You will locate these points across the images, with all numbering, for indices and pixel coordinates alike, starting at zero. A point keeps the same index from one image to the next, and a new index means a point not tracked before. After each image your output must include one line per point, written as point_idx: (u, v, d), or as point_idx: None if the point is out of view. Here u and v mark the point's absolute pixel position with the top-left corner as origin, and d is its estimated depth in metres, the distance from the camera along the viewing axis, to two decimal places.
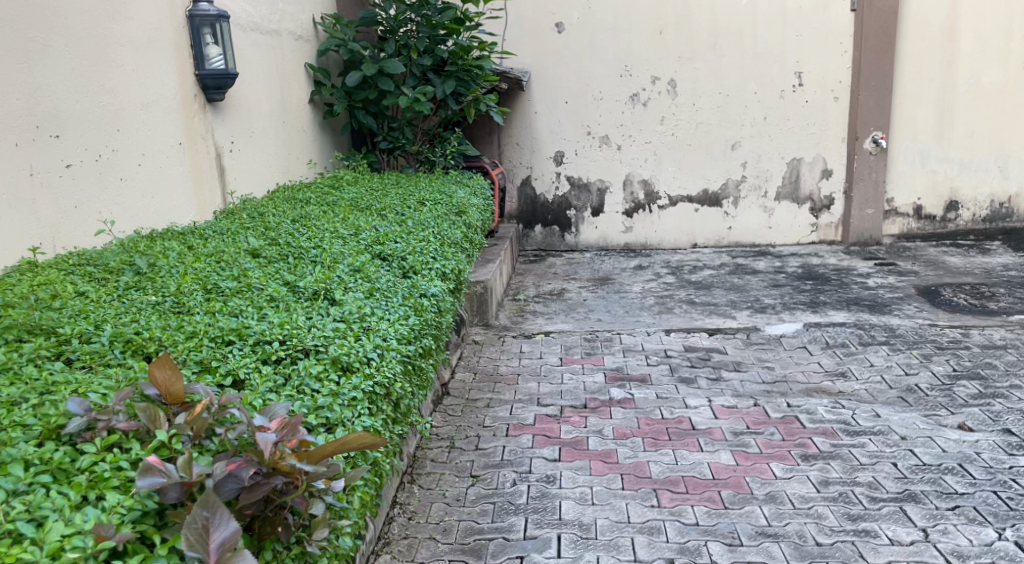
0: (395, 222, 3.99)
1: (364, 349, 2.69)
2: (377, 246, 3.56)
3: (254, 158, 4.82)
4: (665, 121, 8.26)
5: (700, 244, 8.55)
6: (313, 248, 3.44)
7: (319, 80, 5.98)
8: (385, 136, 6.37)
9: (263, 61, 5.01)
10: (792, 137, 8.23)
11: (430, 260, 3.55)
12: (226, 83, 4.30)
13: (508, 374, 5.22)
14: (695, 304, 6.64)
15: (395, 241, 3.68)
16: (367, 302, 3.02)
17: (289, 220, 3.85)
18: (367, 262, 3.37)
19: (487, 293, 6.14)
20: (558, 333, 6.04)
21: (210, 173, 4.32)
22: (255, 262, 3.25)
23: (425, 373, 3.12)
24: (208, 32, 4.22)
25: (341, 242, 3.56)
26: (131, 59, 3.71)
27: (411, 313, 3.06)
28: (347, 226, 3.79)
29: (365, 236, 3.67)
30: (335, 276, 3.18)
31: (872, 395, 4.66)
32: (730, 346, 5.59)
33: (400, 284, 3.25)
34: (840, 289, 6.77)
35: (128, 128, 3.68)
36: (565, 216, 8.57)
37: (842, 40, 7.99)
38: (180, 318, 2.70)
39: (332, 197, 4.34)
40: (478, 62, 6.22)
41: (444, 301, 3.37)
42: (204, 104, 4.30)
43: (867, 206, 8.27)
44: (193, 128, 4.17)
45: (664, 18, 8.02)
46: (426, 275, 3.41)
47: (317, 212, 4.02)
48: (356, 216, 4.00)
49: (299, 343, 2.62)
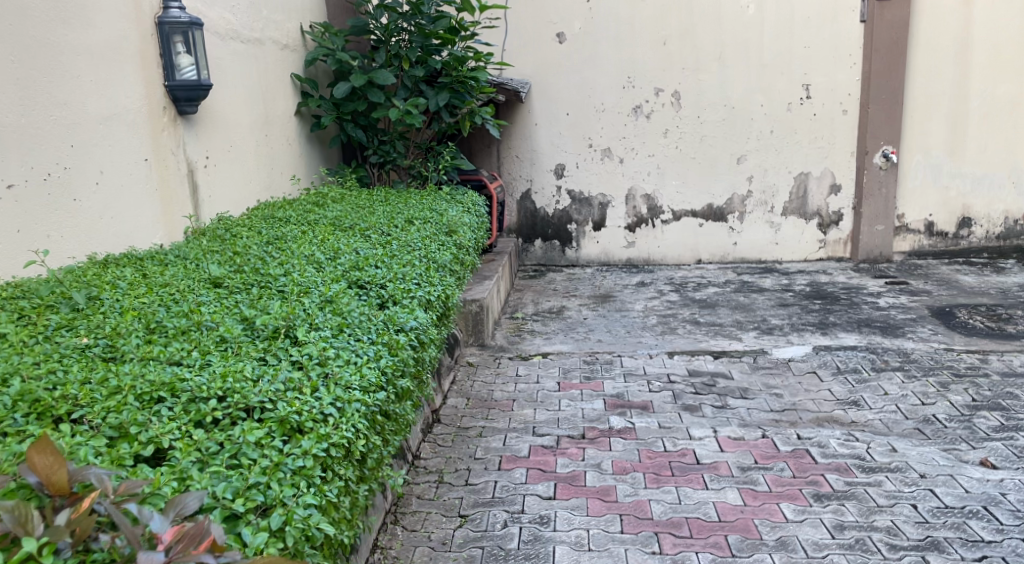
0: (379, 244, 3.75)
1: (320, 404, 2.44)
2: (353, 274, 3.31)
3: (231, 175, 4.58)
4: (669, 134, 8.02)
5: (705, 260, 8.30)
6: (278, 277, 3.19)
7: (307, 91, 5.76)
8: (375, 150, 6.13)
9: (243, 71, 4.78)
10: (799, 151, 7.99)
11: (412, 288, 3.31)
12: (198, 95, 4.07)
13: (503, 399, 4.97)
14: (699, 324, 6.39)
15: (375, 266, 3.45)
16: (332, 343, 2.77)
17: (263, 242, 3.63)
18: (339, 292, 3.13)
19: (483, 312, 5.90)
20: (556, 354, 5.79)
21: (180, 189, 4.09)
22: (210, 295, 3.00)
23: (400, 417, 2.88)
24: (180, 40, 3.99)
25: (313, 270, 3.31)
26: (90, 70, 3.48)
27: (384, 353, 2.82)
28: (325, 249, 3.55)
29: (343, 262, 3.43)
30: (302, 310, 2.93)
31: (887, 426, 4.40)
32: (736, 370, 5.34)
33: (374, 320, 3.00)
34: (851, 309, 6.52)
35: (85, 144, 3.45)
36: (565, 230, 8.33)
37: (850, 52, 7.76)
38: (110, 365, 2.45)
39: (314, 216, 4.11)
40: (473, 73, 5.98)
41: (425, 335, 3.14)
42: (175, 117, 4.07)
43: (876, 222, 8.03)
44: (161, 144, 3.94)
45: (668, 28, 7.80)
46: (407, 305, 3.17)
47: (295, 233, 3.79)
48: (337, 237, 3.77)
49: (241, 400, 2.36)
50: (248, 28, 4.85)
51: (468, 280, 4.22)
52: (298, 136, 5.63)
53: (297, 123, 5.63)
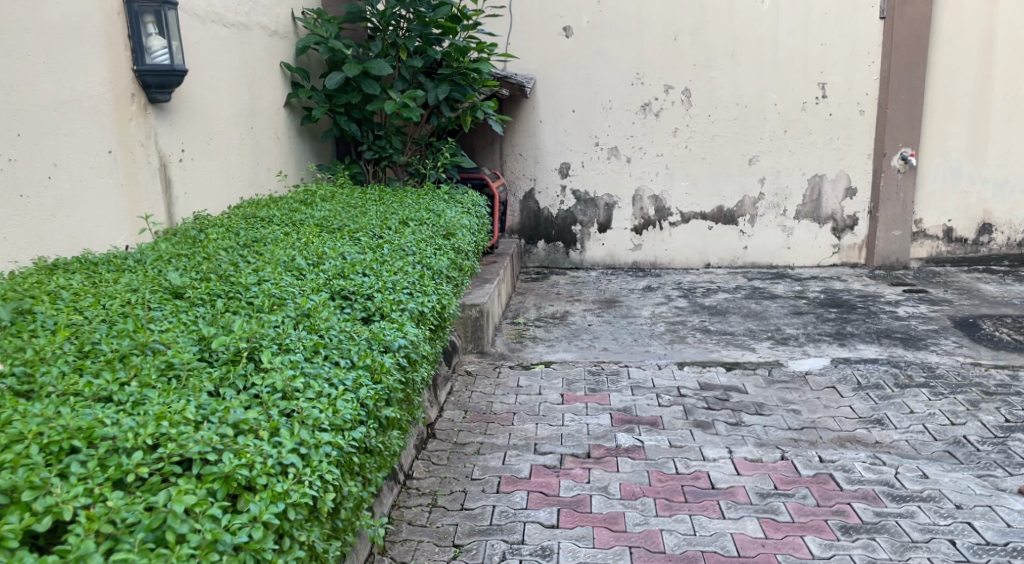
0: (368, 248, 3.44)
1: (278, 454, 2.13)
2: (336, 283, 3.01)
3: (210, 170, 4.29)
4: (678, 133, 7.72)
5: (713, 264, 8.00)
6: (249, 287, 2.88)
7: (298, 82, 5.44)
8: (370, 146, 5.80)
9: (226, 58, 4.48)
10: (814, 152, 7.68)
11: (403, 299, 3.01)
12: (171, 81, 3.77)
13: (503, 412, 4.67)
14: (710, 333, 6.08)
15: (363, 274, 3.15)
16: (302, 370, 2.46)
17: (239, 244, 3.34)
18: (318, 306, 2.82)
19: (484, 317, 5.60)
20: (559, 363, 5.48)
21: (150, 186, 3.80)
22: (162, 310, 2.69)
23: (383, 450, 2.60)
24: (151, 20, 3.68)
25: (290, 278, 3.01)
26: (41, 49, 3.18)
27: (363, 382, 2.51)
28: (305, 253, 3.25)
29: (327, 269, 3.13)
30: (272, 328, 2.62)
31: (915, 448, 4.11)
32: (750, 384, 5.03)
33: (356, 340, 2.69)
34: (868, 318, 6.21)
35: (36, 133, 3.15)
36: (570, 231, 8.02)
37: (868, 50, 7.46)
38: (21, 403, 2.13)
39: (299, 215, 3.82)
40: (475, 64, 5.68)
41: (414, 354, 2.84)
42: (145, 106, 3.77)
43: (893, 227, 7.71)
44: (129, 134, 3.65)
45: (679, 23, 7.49)
46: (396, 320, 2.89)
47: (275, 234, 3.50)
48: (323, 239, 3.47)
49: (177, 449, 2.03)
50: (231, 11, 4.55)
51: (466, 286, 3.92)
52: (287, 129, 5.34)
53: (286, 116, 5.33)
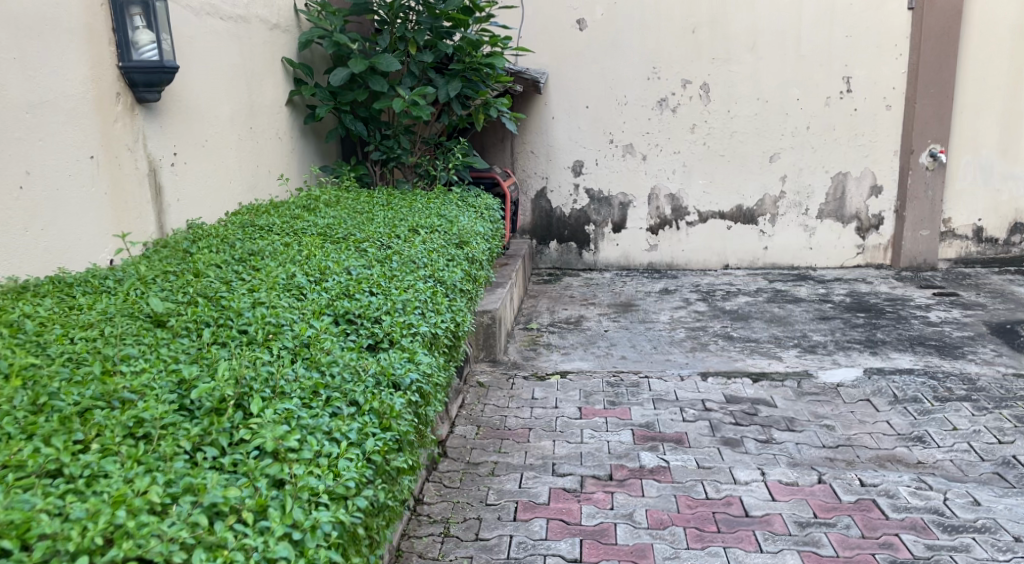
0: (376, 261, 3.19)
1: (264, 544, 1.85)
2: (341, 306, 2.76)
3: (204, 178, 4.03)
4: (696, 130, 7.43)
5: (732, 265, 7.72)
6: (242, 312, 2.63)
7: (300, 78, 5.18)
8: (377, 145, 5.52)
9: (221, 54, 4.21)
10: (838, 149, 7.39)
11: (414, 322, 2.78)
12: (160, 78, 3.51)
13: (517, 428, 4.41)
14: (733, 339, 5.81)
15: (370, 293, 2.90)
16: (297, 422, 2.19)
17: (234, 258, 3.08)
18: (320, 335, 2.57)
19: (496, 324, 5.33)
20: (576, 374, 5.21)
21: (138, 199, 3.55)
22: (135, 346, 2.42)
23: (393, 502, 2.36)
24: (138, 12, 3.42)
25: (288, 301, 2.76)
26: (12, 45, 2.92)
27: (370, 431, 2.26)
28: (306, 269, 2.99)
29: (331, 288, 2.88)
30: (262, 367, 2.36)
31: (961, 470, 3.88)
32: (778, 397, 4.76)
33: (363, 377, 2.44)
34: (899, 324, 5.94)
35: (6, 137, 2.90)
36: (583, 232, 7.74)
37: (896, 42, 7.16)
38: None
39: (301, 223, 3.55)
40: (488, 59, 5.42)
41: (427, 384, 2.60)
42: (131, 105, 3.52)
43: (921, 227, 7.42)
44: (113, 138, 3.40)
45: (697, 15, 7.21)
46: (406, 346, 2.65)
47: (271, 246, 3.24)
48: (327, 251, 3.21)
49: (135, 550, 1.76)
50: (229, 3, 4.29)
51: (482, 295, 3.68)
52: (290, 127, 5.08)
53: (288, 114, 5.07)
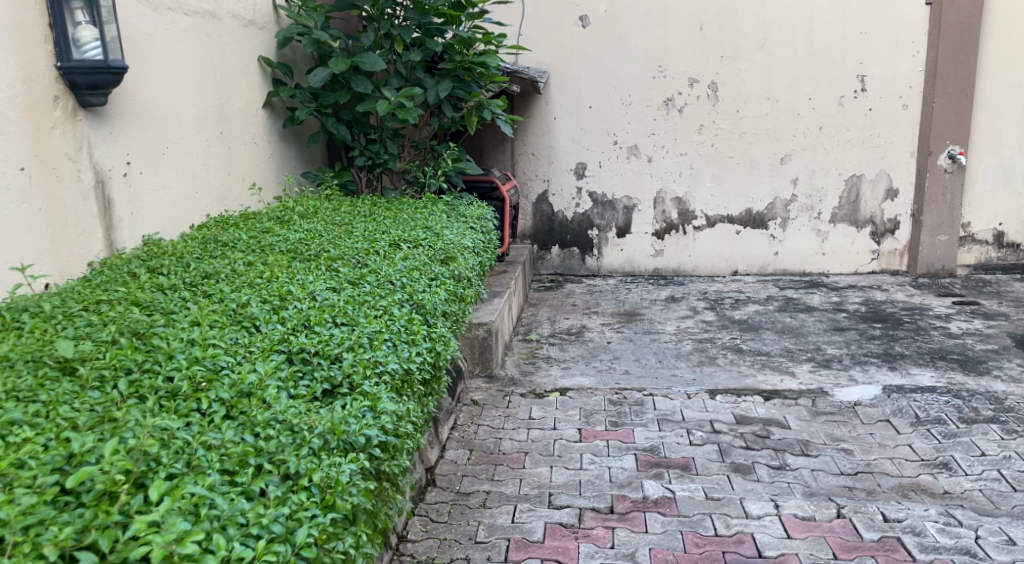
0: (347, 283, 3.01)
1: None
2: (296, 342, 2.52)
3: (159, 196, 3.75)
4: (704, 130, 7.13)
5: (742, 271, 7.42)
6: (173, 355, 2.35)
7: (280, 79, 4.90)
8: (363, 150, 5.25)
9: (178, 61, 3.90)
10: (852, 151, 7.09)
11: (381, 359, 2.56)
12: (104, 80, 3.23)
13: (512, 453, 4.12)
14: (742, 353, 5.50)
15: (331, 326, 2.66)
16: (206, 512, 1.85)
17: (184, 283, 2.85)
18: (264, 382, 2.31)
19: (492, 338, 5.04)
20: (577, 391, 4.91)
21: (79, 220, 3.25)
22: (21, 409, 2.07)
23: None
24: (79, 7, 3.15)
25: (233, 340, 2.50)
26: None
27: (304, 517, 1.95)
28: (259, 299, 2.74)
29: (288, 319, 2.65)
30: (175, 434, 2.04)
31: (992, 502, 3.59)
32: (792, 417, 4.45)
33: (308, 439, 2.14)
34: (918, 336, 5.63)
35: None
36: (586, 237, 7.44)
37: (913, 38, 6.86)
38: None
39: (271, 238, 3.38)
40: (480, 58, 5.15)
41: (389, 435, 2.35)
42: (71, 110, 3.22)
43: (939, 231, 7.11)
44: (51, 146, 3.12)
45: (705, 11, 6.91)
46: (373, 386, 2.44)
47: (225, 268, 3.01)
48: (292, 272, 3.00)
49: None
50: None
51: (469, 317, 3.56)
52: (268, 132, 4.82)
53: (266, 116, 4.82)
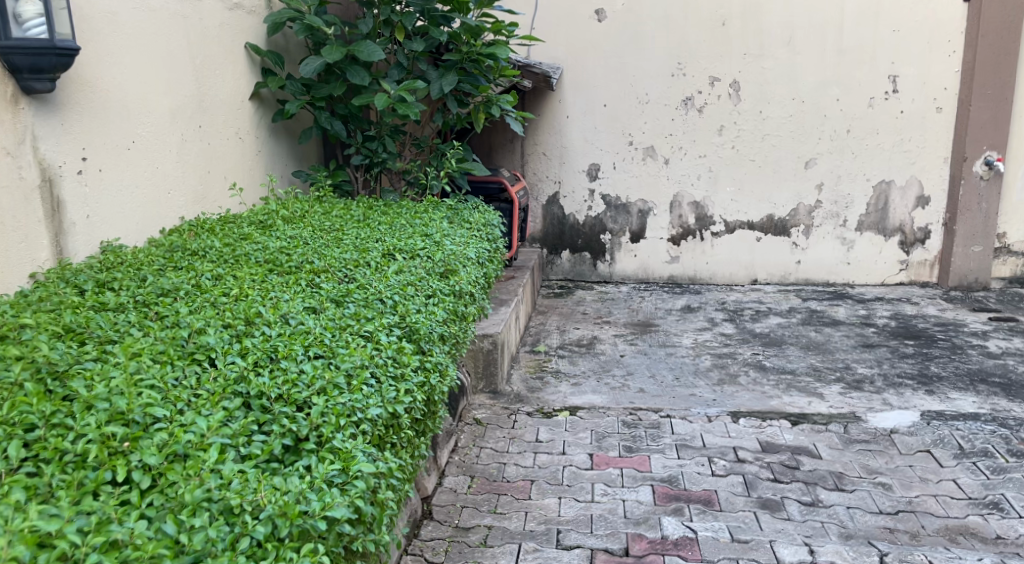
0: (329, 302, 2.78)
1: None
2: (256, 384, 2.21)
3: (120, 202, 3.41)
4: (724, 131, 6.76)
5: (762, 280, 7.05)
6: (93, 404, 2.03)
7: (269, 69, 4.57)
8: (359, 148, 4.91)
9: (144, 49, 3.56)
10: (881, 155, 6.72)
11: (360, 405, 2.25)
12: (48, 62, 2.88)
13: (517, 481, 3.76)
14: (765, 371, 5.12)
15: (302, 358, 2.37)
16: None
17: (136, 302, 2.61)
18: (205, 441, 1.99)
19: (498, 350, 4.68)
20: (588, 410, 4.55)
21: (16, 222, 2.90)
22: None
23: None
24: None
25: (175, 382, 2.20)
26: None
27: None
28: (218, 325, 2.46)
29: (250, 352, 2.36)
30: (70, 525, 1.72)
31: None
32: (823, 445, 4.09)
33: (250, 526, 1.81)
34: (954, 355, 5.26)
35: None
36: (598, 241, 7.08)
37: (949, 37, 6.49)
38: None
39: (243, 250, 3.14)
40: (489, 49, 4.81)
41: (362, 507, 2.03)
42: (11, 95, 2.87)
43: (972, 242, 6.72)
44: None
45: (728, 6, 6.54)
46: (349, 442, 2.13)
47: (188, 283, 2.79)
48: (267, 290, 2.78)
49: None
50: None
51: (468, 337, 3.29)
52: (254, 126, 4.49)
53: (253, 109, 4.49)
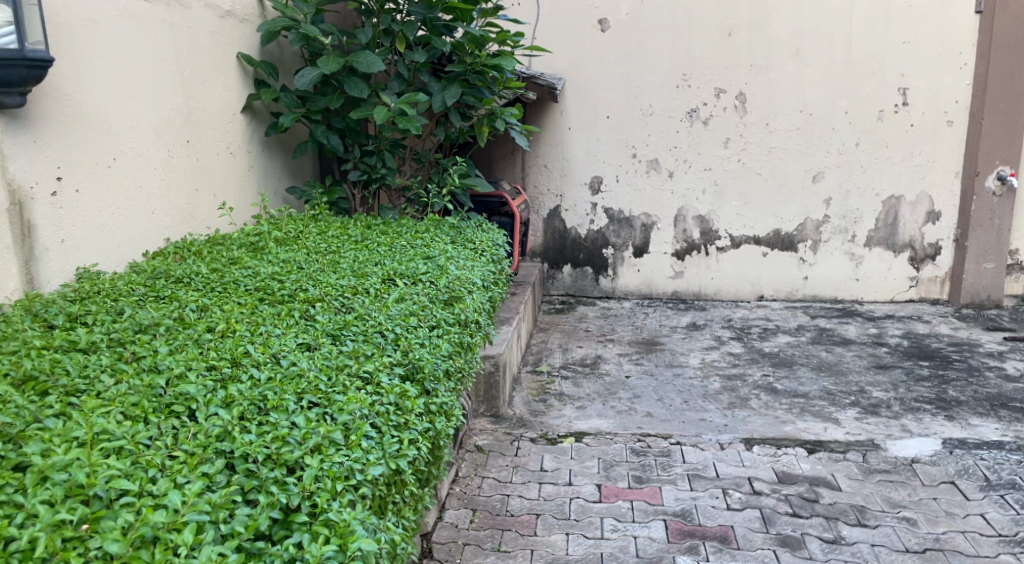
0: (324, 336, 2.63)
1: None
2: (241, 443, 2.04)
3: (98, 228, 3.21)
4: (730, 144, 6.59)
5: (768, 296, 6.87)
6: (48, 475, 1.85)
7: (262, 81, 4.40)
8: (356, 163, 4.73)
9: (127, 61, 3.38)
10: (890, 169, 6.55)
11: (356, 468, 2.09)
12: (17, 74, 2.70)
13: (522, 515, 3.56)
14: (777, 394, 4.92)
15: (294, 408, 2.21)
16: None
17: (113, 340, 2.45)
18: (179, 520, 1.80)
19: (500, 373, 4.49)
20: (594, 436, 4.35)
21: None
22: None
23: None
24: None
25: (148, 443, 2.03)
26: None
27: None
28: (200, 369, 2.32)
29: (235, 402, 2.20)
30: None
31: None
32: (842, 475, 3.90)
33: None
34: (972, 378, 5.08)
35: None
36: (600, 256, 6.89)
37: (960, 50, 6.33)
38: None
39: (231, 280, 2.98)
40: (494, 60, 4.63)
41: None
42: None
43: (984, 259, 6.55)
44: None
45: (735, 16, 6.38)
46: (346, 513, 1.95)
47: (171, 317, 2.64)
48: (257, 325, 2.64)
49: None
50: None
51: (474, 367, 3.13)
52: (246, 141, 4.31)
53: (246, 122, 4.31)
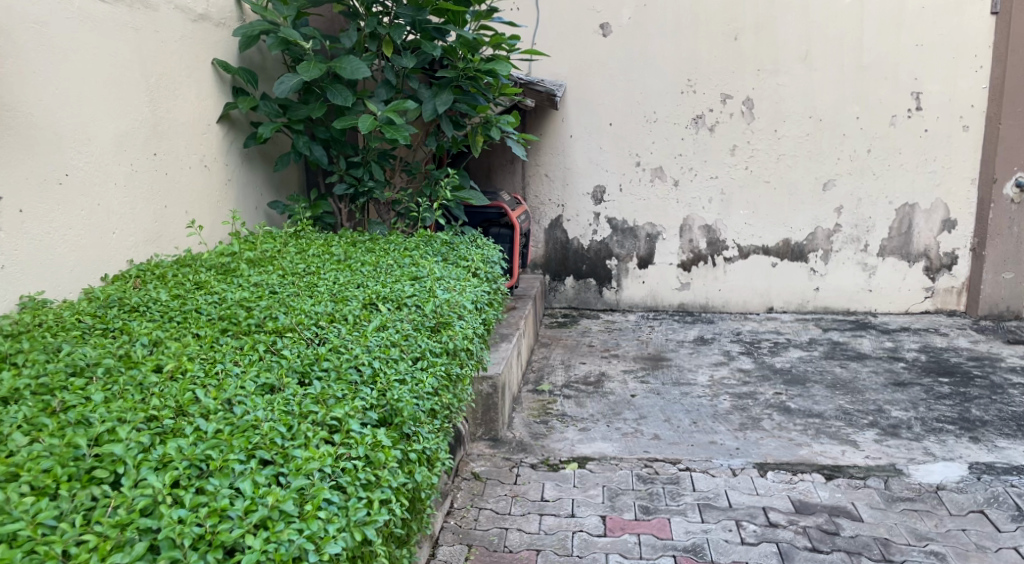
0: (290, 375, 2.50)
1: None
2: (164, 521, 1.91)
3: (46, 250, 2.99)
4: (737, 152, 6.36)
5: (778, 308, 6.62)
6: None
7: (241, 88, 4.19)
8: (343, 175, 4.52)
9: (82, 69, 3.17)
10: (903, 176, 6.31)
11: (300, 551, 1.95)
12: None
13: (522, 552, 3.33)
14: (790, 414, 4.67)
15: (239, 471, 2.09)
16: None
17: (48, 385, 2.35)
18: None
19: (497, 394, 4.25)
20: (598, 461, 4.11)
21: None
22: None
23: None
24: None
25: (53, 523, 1.91)
26: None
27: None
28: (136, 424, 2.20)
29: (170, 467, 2.08)
30: None
31: None
32: (864, 504, 3.65)
33: None
34: (996, 395, 4.83)
35: None
36: (604, 267, 6.66)
37: (975, 52, 6.09)
38: None
39: (189, 310, 2.86)
40: (488, 65, 4.38)
41: None
42: None
43: (1003, 268, 6.31)
44: None
45: (741, 19, 6.15)
46: None
47: (116, 355, 2.53)
48: (214, 364, 2.52)
49: None
50: None
51: (465, 398, 2.96)
52: (223, 153, 4.09)
53: (222, 134, 4.09)
